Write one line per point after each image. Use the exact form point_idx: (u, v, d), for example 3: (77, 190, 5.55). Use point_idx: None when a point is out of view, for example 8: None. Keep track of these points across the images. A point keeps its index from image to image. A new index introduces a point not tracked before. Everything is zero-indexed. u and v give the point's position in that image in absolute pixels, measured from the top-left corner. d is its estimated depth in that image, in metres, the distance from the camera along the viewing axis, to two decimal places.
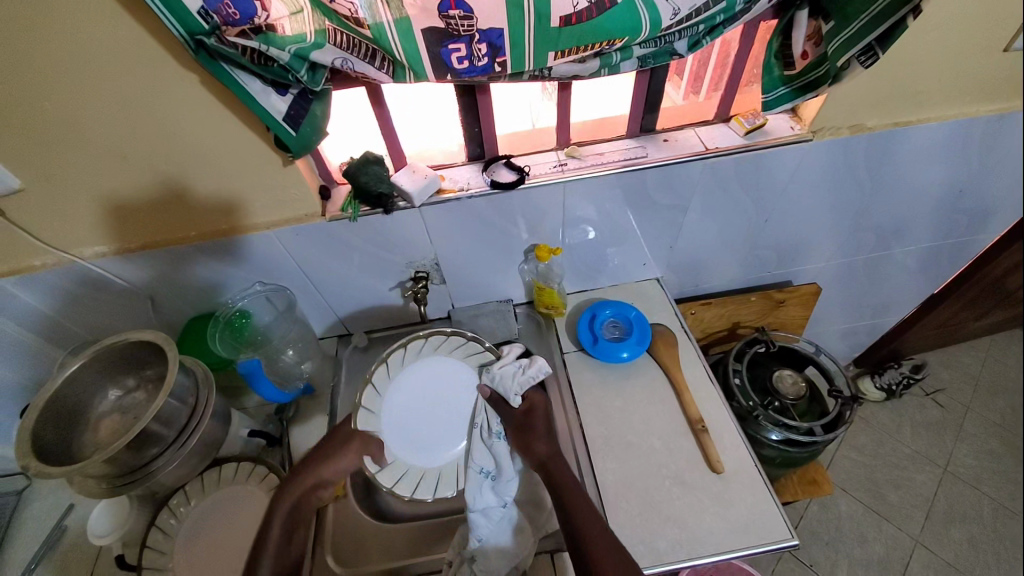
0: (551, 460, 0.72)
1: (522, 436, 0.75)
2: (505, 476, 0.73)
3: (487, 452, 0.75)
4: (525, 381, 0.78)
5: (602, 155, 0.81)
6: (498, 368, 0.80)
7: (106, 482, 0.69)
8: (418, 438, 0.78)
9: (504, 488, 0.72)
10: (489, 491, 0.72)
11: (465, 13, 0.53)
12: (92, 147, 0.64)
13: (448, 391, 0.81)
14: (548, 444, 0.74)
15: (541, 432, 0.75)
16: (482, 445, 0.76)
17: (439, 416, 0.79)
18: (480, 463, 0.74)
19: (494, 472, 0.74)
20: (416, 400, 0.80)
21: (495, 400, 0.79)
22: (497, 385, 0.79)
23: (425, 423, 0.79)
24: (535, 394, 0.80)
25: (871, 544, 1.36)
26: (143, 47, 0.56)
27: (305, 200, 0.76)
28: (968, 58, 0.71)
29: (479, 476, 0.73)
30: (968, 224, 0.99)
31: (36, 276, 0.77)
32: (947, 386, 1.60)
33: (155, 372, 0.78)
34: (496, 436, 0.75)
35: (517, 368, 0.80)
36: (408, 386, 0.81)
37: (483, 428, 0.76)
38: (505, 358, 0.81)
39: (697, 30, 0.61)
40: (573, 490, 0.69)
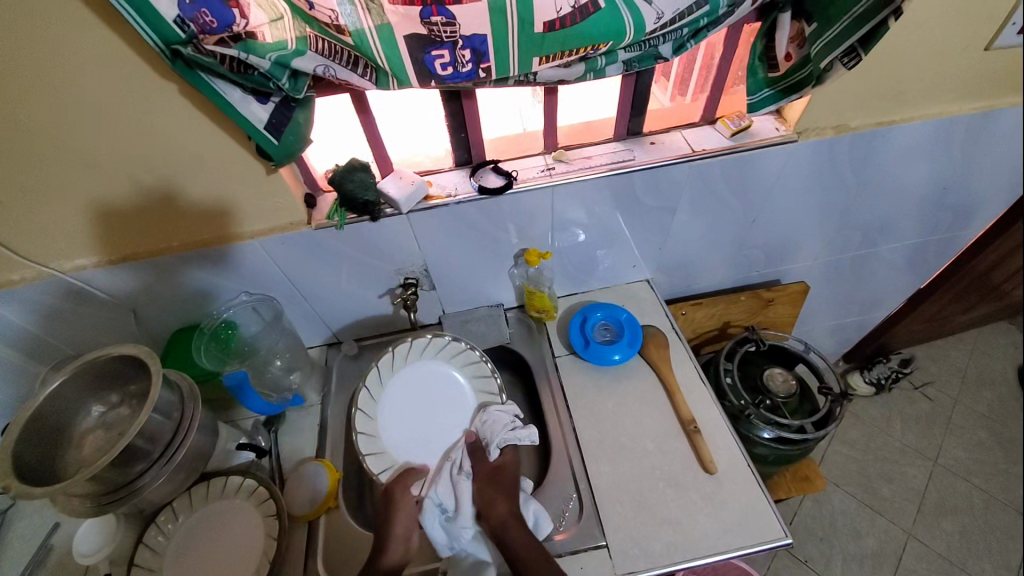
0: (509, 522, 0.69)
1: (485, 489, 0.72)
2: (460, 522, 0.70)
3: (450, 488, 0.74)
4: (508, 438, 0.77)
5: (590, 158, 0.81)
6: (492, 412, 0.81)
7: (91, 501, 0.67)
8: (399, 431, 0.82)
9: (456, 532, 0.70)
10: (439, 527, 0.71)
11: (448, 19, 0.53)
12: (68, 158, 0.63)
13: (441, 411, 0.84)
14: (509, 504, 0.71)
15: (506, 487, 0.73)
16: (448, 480, 0.75)
17: (426, 427, 0.83)
18: (437, 499, 0.73)
19: (451, 511, 0.72)
20: (411, 397, 0.85)
21: (476, 445, 0.78)
22: (485, 430, 0.79)
23: (411, 425, 0.83)
24: (511, 453, 0.77)
25: (864, 537, 1.37)
26: (117, 57, 0.55)
27: (290, 208, 0.75)
28: (948, 57, 0.72)
29: (433, 509, 0.72)
30: (951, 220, 1.01)
31: (15, 291, 0.75)
32: (935, 379, 1.62)
33: (138, 387, 0.76)
34: (462, 474, 0.74)
35: (512, 421, 0.80)
36: (409, 384, 0.86)
37: (454, 465, 0.76)
38: (500, 407, 0.82)
39: (681, 34, 0.61)
40: (534, 554, 0.66)
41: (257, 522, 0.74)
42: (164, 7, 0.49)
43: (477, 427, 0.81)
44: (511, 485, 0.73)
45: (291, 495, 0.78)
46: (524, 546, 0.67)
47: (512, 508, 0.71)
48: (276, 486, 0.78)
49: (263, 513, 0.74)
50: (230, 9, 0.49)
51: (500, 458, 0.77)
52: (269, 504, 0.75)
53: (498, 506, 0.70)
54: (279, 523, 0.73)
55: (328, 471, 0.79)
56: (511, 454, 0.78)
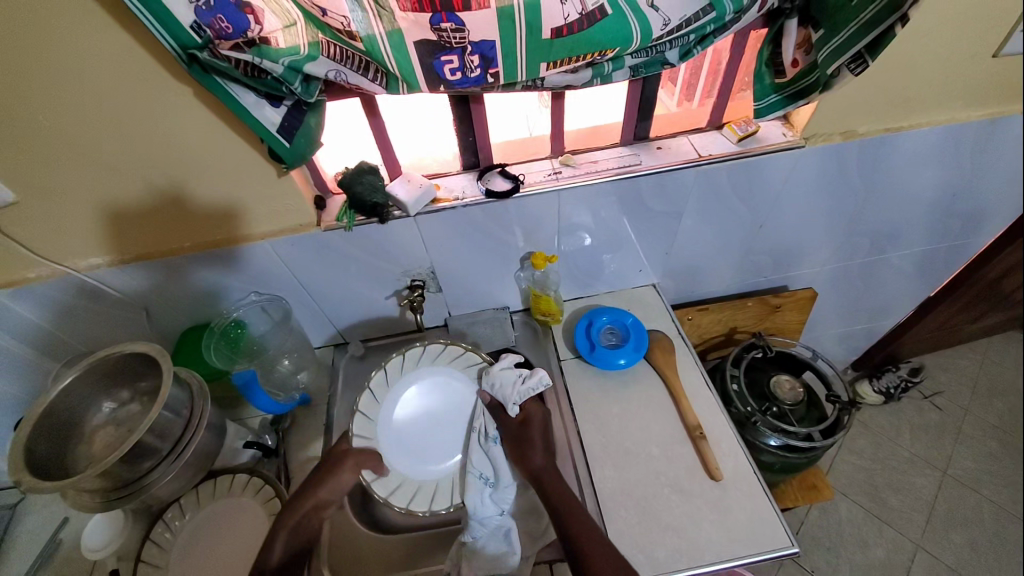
0: (544, 472, 0.73)
1: (517, 449, 0.76)
2: (503, 484, 0.74)
3: (484, 457, 0.77)
4: (523, 391, 0.79)
5: (597, 163, 0.82)
6: (498, 373, 0.82)
7: (100, 496, 0.68)
8: (398, 425, 0.81)
9: (502, 496, 0.73)
10: (488, 499, 0.73)
11: (457, 26, 0.54)
12: (85, 159, 0.64)
13: (440, 437, 0.81)
14: (544, 456, 0.75)
15: (535, 441, 0.76)
16: (479, 450, 0.77)
17: (422, 438, 0.81)
18: (479, 470, 0.76)
19: (493, 480, 0.75)
20: (423, 400, 0.83)
21: (494, 406, 0.81)
22: (497, 391, 0.80)
23: (412, 427, 0.81)
24: (535, 407, 0.81)
25: (872, 548, 1.35)
26: (136, 61, 0.57)
27: (300, 210, 0.76)
28: (957, 64, 0.72)
29: (477, 480, 0.75)
30: (961, 227, 1.00)
31: (30, 288, 0.77)
32: (945, 389, 1.59)
33: (149, 385, 0.78)
34: (491, 440, 0.77)
35: (521, 376, 0.81)
36: (422, 386, 0.84)
37: (480, 432, 0.78)
38: (505, 364, 0.83)
39: (688, 40, 0.62)
40: (568, 502, 0.70)
41: (262, 520, 0.74)
42: (182, 13, 0.50)
43: (488, 389, 0.82)
44: (541, 440, 0.77)
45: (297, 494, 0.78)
46: (558, 492, 0.71)
47: (548, 458, 0.75)
48: (281, 485, 0.79)
49: (268, 511, 0.75)
50: (245, 15, 0.50)
51: (521, 414, 0.79)
52: (274, 502, 0.75)
53: (533, 458, 0.74)
54: None
55: None
56: (534, 407, 0.81)
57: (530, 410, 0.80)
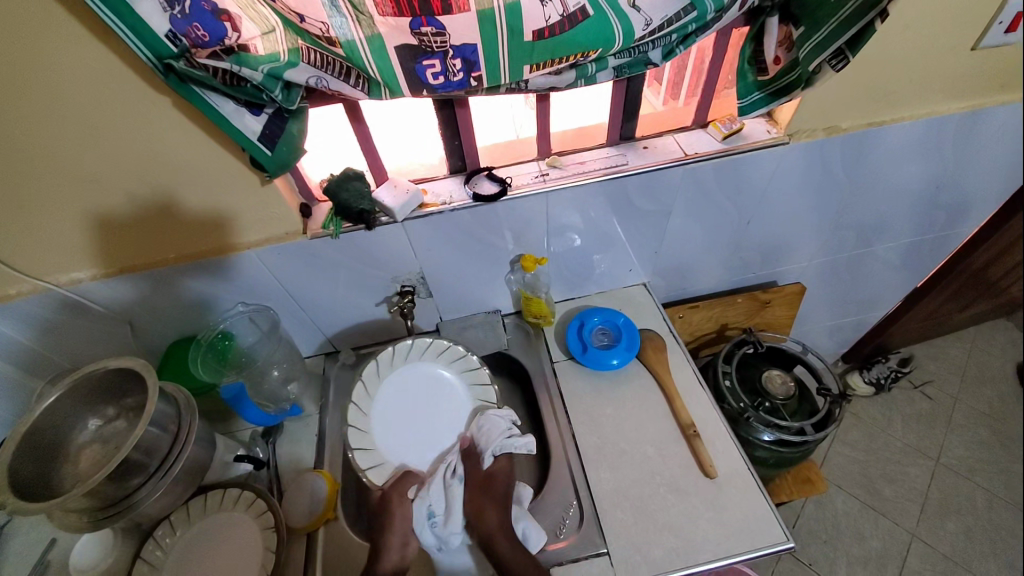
0: (497, 535, 0.68)
1: (476, 498, 0.72)
2: (448, 527, 0.70)
3: (442, 491, 0.74)
4: (505, 446, 0.77)
5: (584, 164, 0.82)
6: (490, 417, 0.80)
7: (87, 515, 0.67)
8: (389, 412, 0.84)
9: (445, 535, 0.70)
10: (430, 532, 0.71)
11: (437, 30, 0.53)
12: (64, 173, 0.63)
13: (421, 436, 0.83)
14: (499, 515, 0.70)
15: (497, 496, 0.72)
16: (441, 483, 0.76)
17: (400, 428, 0.83)
18: (430, 504, 0.73)
19: (440, 517, 0.72)
20: (416, 394, 0.86)
21: (472, 449, 0.78)
22: (482, 435, 0.79)
23: (401, 419, 0.84)
24: (507, 461, 0.76)
25: (868, 539, 1.36)
26: (112, 71, 0.56)
27: (285, 218, 0.75)
28: (938, 57, 0.73)
29: (424, 513, 0.72)
30: (945, 218, 1.01)
31: (11, 306, 0.75)
32: (934, 377, 1.62)
33: (135, 400, 0.76)
34: (456, 478, 0.75)
35: (509, 430, 0.79)
36: (419, 378, 0.87)
37: (448, 467, 0.77)
38: (500, 413, 0.81)
39: (670, 40, 0.62)
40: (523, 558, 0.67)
41: (256, 535, 0.73)
42: (157, 22, 0.49)
43: (473, 432, 0.80)
44: (503, 496, 0.72)
45: (289, 506, 0.77)
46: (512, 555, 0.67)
47: (505, 518, 0.70)
48: (274, 498, 0.78)
49: (261, 526, 0.73)
50: (222, 22, 0.50)
51: (493, 465, 0.76)
52: (267, 516, 0.74)
53: (487, 517, 0.69)
54: (277, 535, 0.72)
55: (327, 484, 0.79)
56: (505, 462, 0.76)
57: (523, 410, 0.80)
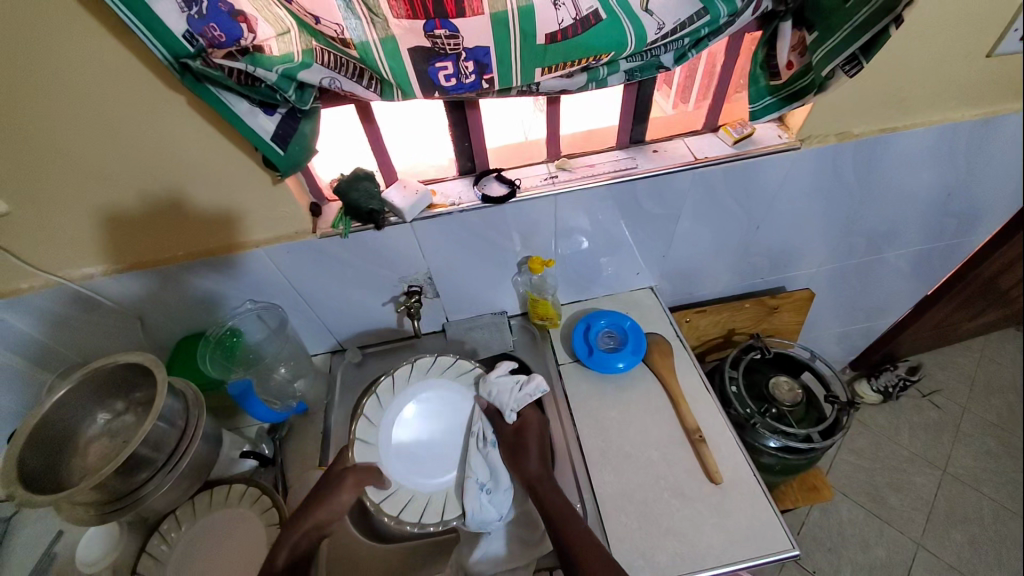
0: (537, 482, 0.73)
1: (513, 456, 0.75)
2: (500, 487, 0.74)
3: (483, 461, 0.76)
4: (521, 397, 0.80)
5: (593, 166, 0.82)
6: (495, 379, 0.82)
7: (95, 509, 0.67)
8: (398, 441, 0.80)
9: (501, 499, 0.73)
10: (486, 504, 0.72)
11: (451, 32, 0.54)
12: (77, 168, 0.64)
13: (438, 453, 0.80)
14: (539, 465, 0.74)
15: (530, 448, 0.76)
16: (478, 454, 0.77)
17: (416, 455, 0.79)
18: (475, 476, 0.74)
19: (490, 485, 0.74)
20: (422, 418, 0.83)
21: (491, 412, 0.81)
22: (495, 398, 0.81)
23: (412, 448, 0.80)
24: (531, 414, 0.80)
25: (873, 548, 1.35)
26: (126, 67, 0.56)
27: (295, 217, 0.76)
28: (953, 63, 0.72)
29: (474, 486, 0.73)
30: (957, 226, 1.00)
31: (23, 299, 0.76)
32: (942, 387, 1.60)
33: (143, 395, 0.77)
34: (490, 444, 0.77)
35: (517, 383, 0.82)
36: (416, 401, 0.84)
37: (478, 437, 0.78)
38: (501, 371, 0.83)
39: (682, 44, 0.61)
40: (560, 507, 0.70)
41: (260, 532, 0.73)
42: (174, 22, 0.50)
43: (485, 396, 0.82)
44: (537, 446, 0.77)
45: (294, 506, 0.78)
46: (553, 502, 0.70)
47: (543, 466, 0.74)
48: (279, 495, 0.78)
49: (266, 523, 0.74)
50: (239, 24, 0.50)
51: (518, 419, 0.80)
52: (272, 513, 0.74)
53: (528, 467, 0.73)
54: None
55: None
56: (532, 414, 0.81)
57: (526, 416, 0.80)
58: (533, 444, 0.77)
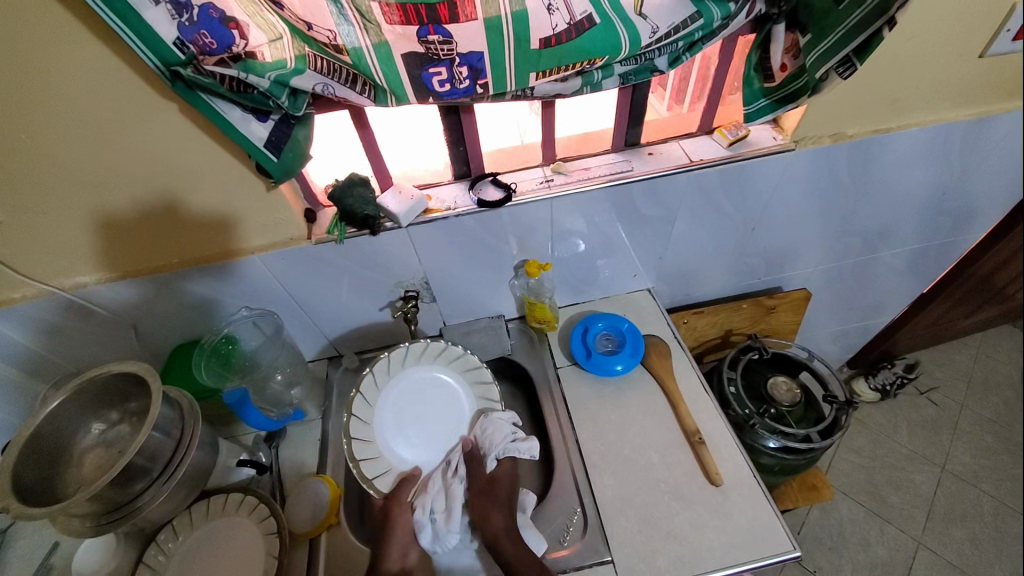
0: (502, 537, 0.68)
1: (475, 500, 0.72)
2: (449, 527, 0.71)
3: (443, 490, 0.75)
4: (508, 449, 0.76)
5: (589, 169, 0.81)
6: (494, 420, 0.80)
7: (90, 521, 0.66)
8: (396, 395, 0.85)
9: (443, 536, 0.70)
10: (430, 531, 0.71)
11: (444, 37, 0.54)
12: (71, 177, 0.63)
13: (414, 435, 0.82)
14: (505, 518, 0.70)
15: (500, 500, 0.72)
16: (441, 478, 0.77)
17: (399, 420, 0.83)
18: (429, 505, 0.73)
19: (440, 515, 0.72)
20: (426, 395, 0.85)
21: (473, 449, 0.78)
22: (485, 437, 0.79)
23: (403, 413, 0.84)
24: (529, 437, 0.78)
25: (874, 546, 1.35)
26: (117, 74, 0.56)
27: (290, 223, 0.76)
28: (945, 64, 0.73)
29: (423, 508, 0.73)
30: (951, 224, 1.01)
31: (16, 309, 0.75)
32: (940, 384, 1.61)
33: (139, 404, 0.77)
34: (457, 478, 0.75)
35: (512, 433, 0.79)
36: (429, 380, 0.86)
37: (450, 467, 0.77)
38: (504, 415, 0.81)
39: (676, 47, 0.61)
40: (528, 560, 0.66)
41: (258, 540, 0.73)
42: (164, 29, 0.49)
43: (477, 433, 0.80)
44: (507, 495, 0.73)
45: (291, 513, 0.77)
46: (515, 555, 0.66)
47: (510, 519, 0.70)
48: (276, 504, 0.78)
49: (263, 531, 0.73)
50: (230, 30, 0.50)
51: (497, 468, 0.76)
52: (270, 521, 0.74)
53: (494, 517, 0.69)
54: (280, 541, 0.72)
55: (330, 488, 0.79)
56: (508, 463, 0.76)
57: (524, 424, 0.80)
58: (502, 493, 0.73)
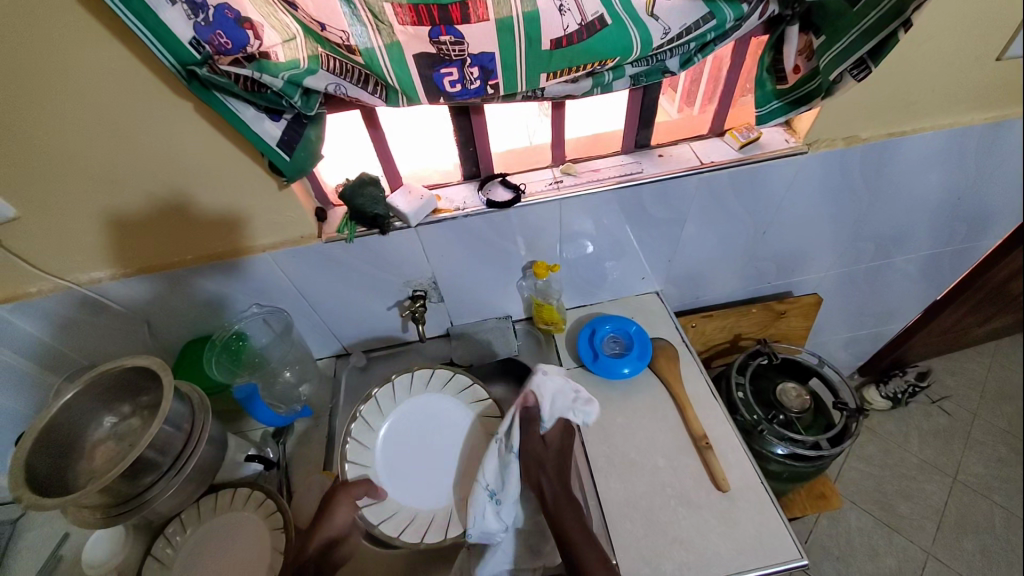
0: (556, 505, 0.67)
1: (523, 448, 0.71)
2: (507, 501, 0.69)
3: (500, 469, 0.71)
4: (572, 413, 0.73)
5: (598, 171, 0.81)
6: (547, 384, 0.75)
7: (100, 512, 0.67)
8: (416, 411, 0.85)
9: (506, 512, 0.69)
10: (490, 514, 0.69)
11: (456, 38, 0.54)
12: (90, 175, 0.65)
13: (403, 464, 0.80)
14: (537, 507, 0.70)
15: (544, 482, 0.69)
16: (496, 458, 0.72)
17: (398, 437, 0.83)
18: (488, 484, 0.71)
19: (497, 495, 0.70)
20: (433, 431, 0.84)
21: (529, 414, 0.73)
22: (544, 405, 0.73)
23: (406, 435, 0.83)
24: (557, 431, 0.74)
25: (883, 557, 1.33)
26: (138, 75, 0.57)
27: (301, 221, 0.76)
28: (961, 68, 0.71)
29: (483, 494, 0.70)
30: (967, 231, 0.99)
31: (34, 302, 0.76)
32: (953, 393, 1.58)
33: (149, 399, 0.77)
34: (513, 453, 0.71)
35: (577, 396, 0.74)
36: (443, 421, 0.84)
37: (503, 443, 0.72)
38: (556, 377, 0.75)
39: (688, 48, 0.61)
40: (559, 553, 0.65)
41: (264, 535, 0.73)
42: (180, 30, 0.50)
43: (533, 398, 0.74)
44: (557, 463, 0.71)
45: (297, 508, 0.78)
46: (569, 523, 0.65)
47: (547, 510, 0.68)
48: (283, 499, 0.78)
49: (269, 526, 0.74)
50: (245, 30, 0.51)
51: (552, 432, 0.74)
52: (276, 516, 0.74)
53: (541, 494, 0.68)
54: (286, 536, 0.72)
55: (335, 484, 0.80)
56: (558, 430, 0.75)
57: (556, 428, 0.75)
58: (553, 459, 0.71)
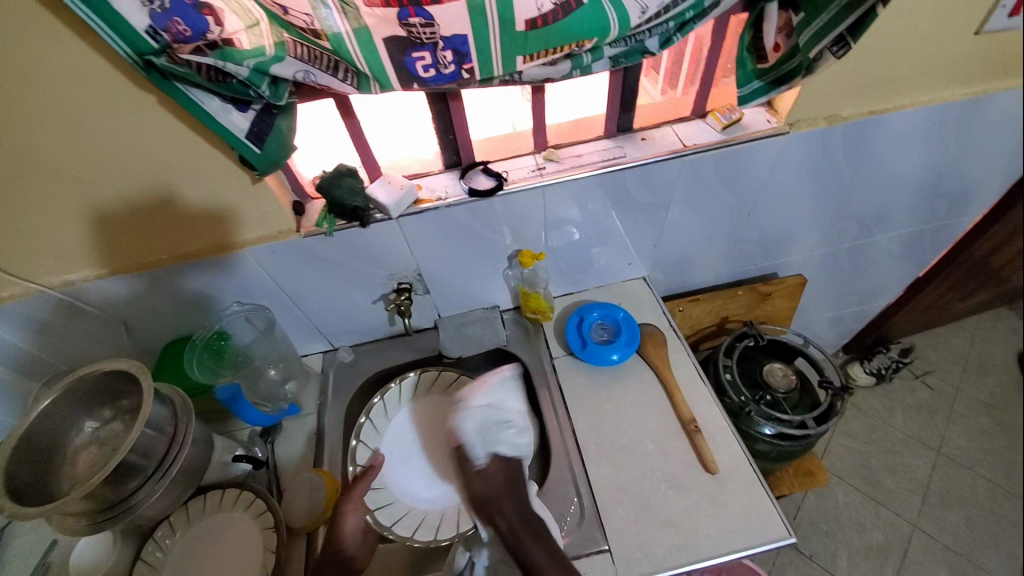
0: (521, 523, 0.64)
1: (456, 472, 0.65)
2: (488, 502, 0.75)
3: None
4: (507, 440, 0.66)
5: (581, 156, 0.80)
6: (480, 409, 0.68)
7: (87, 519, 0.66)
8: (420, 414, 0.92)
9: None
10: None
11: (426, 20, 0.52)
12: (53, 174, 0.62)
13: (412, 466, 0.87)
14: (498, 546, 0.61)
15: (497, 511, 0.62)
16: None
17: (405, 441, 0.90)
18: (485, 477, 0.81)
19: None
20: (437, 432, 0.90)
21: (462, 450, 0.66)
22: (475, 430, 0.66)
23: (412, 438, 0.90)
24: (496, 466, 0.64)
25: (870, 530, 1.37)
26: (96, 68, 0.54)
27: (278, 216, 0.74)
28: (940, 42, 0.71)
29: None
30: (947, 207, 1.00)
31: (5, 308, 0.74)
32: (936, 368, 1.61)
33: (131, 402, 0.76)
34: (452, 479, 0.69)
35: (510, 425, 0.67)
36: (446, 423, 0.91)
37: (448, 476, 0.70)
38: (490, 402, 0.69)
39: (667, 28, 0.60)
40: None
41: (255, 535, 0.74)
42: (135, 17, 0.48)
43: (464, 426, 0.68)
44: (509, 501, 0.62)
45: (288, 506, 0.77)
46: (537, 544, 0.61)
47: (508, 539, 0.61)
48: (273, 498, 0.78)
49: (260, 525, 0.74)
50: (204, 17, 0.48)
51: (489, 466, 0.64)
52: (266, 516, 0.74)
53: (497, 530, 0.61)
54: (277, 535, 0.73)
55: (326, 482, 0.78)
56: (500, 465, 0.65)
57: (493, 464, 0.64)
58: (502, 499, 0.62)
